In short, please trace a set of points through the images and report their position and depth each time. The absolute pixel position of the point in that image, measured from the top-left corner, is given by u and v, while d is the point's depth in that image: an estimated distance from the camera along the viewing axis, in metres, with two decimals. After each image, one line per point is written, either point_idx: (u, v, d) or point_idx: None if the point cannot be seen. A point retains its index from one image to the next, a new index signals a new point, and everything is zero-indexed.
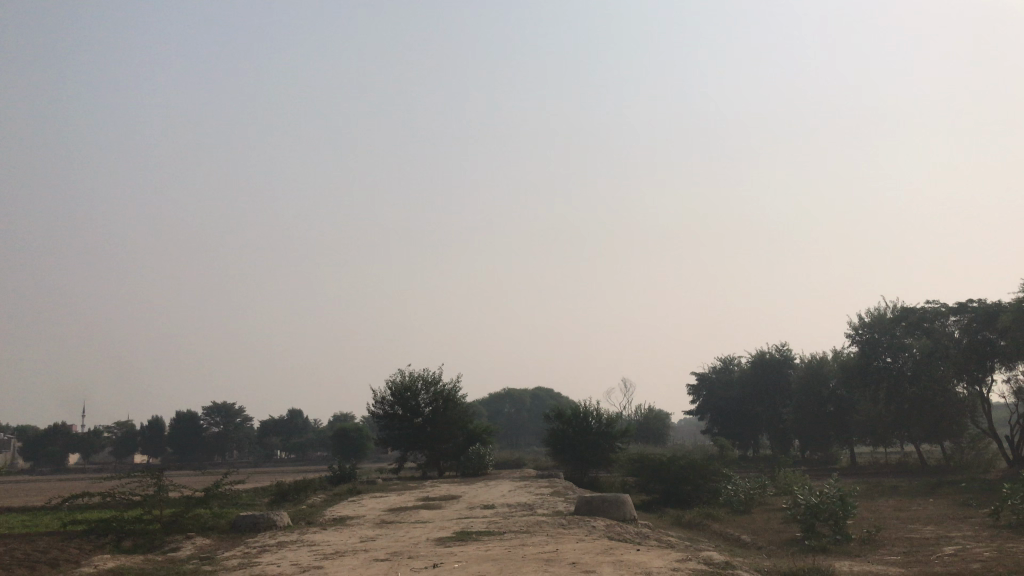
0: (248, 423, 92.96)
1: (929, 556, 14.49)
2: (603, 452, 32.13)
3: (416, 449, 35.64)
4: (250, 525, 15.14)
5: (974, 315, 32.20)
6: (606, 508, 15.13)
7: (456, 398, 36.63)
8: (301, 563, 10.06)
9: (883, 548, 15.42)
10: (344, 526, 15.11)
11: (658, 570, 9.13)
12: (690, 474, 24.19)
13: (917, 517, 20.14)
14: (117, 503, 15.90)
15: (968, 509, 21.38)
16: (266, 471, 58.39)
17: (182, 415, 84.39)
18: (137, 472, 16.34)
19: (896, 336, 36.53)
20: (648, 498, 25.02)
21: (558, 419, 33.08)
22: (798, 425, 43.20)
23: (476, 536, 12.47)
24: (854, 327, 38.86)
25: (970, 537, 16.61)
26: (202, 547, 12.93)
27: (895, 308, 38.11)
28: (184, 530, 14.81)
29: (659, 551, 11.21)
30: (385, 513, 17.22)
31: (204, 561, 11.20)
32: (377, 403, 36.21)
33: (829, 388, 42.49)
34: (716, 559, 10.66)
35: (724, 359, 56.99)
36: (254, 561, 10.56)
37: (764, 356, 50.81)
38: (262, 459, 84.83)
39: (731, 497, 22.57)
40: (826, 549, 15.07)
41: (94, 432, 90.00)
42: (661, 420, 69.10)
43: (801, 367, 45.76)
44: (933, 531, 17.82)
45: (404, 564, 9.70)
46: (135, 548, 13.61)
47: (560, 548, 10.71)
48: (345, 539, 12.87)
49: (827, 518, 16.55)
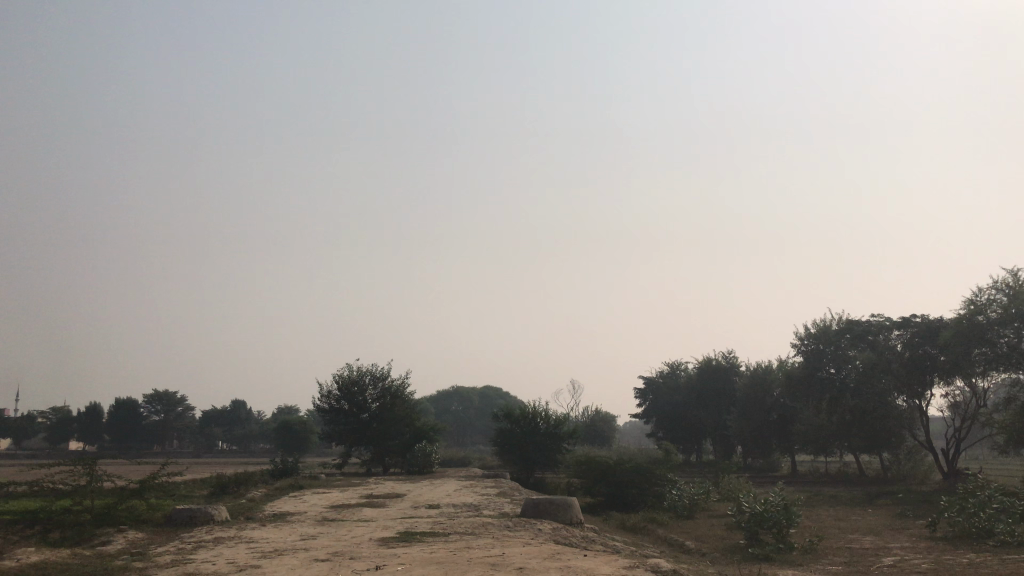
0: (189, 412, 91.11)
1: (870, 567, 14.64)
2: (550, 454, 32.06)
3: (361, 444, 35.27)
4: (186, 518, 14.67)
5: (917, 330, 32.78)
6: (553, 511, 14.98)
7: (404, 394, 36.35)
8: (237, 562, 9.67)
9: (824, 558, 15.51)
10: (284, 522, 14.73)
11: None
12: (636, 478, 24.20)
13: (857, 528, 20.40)
14: (45, 492, 15.26)
15: (905, 520, 21.78)
16: (207, 463, 57.29)
17: (121, 403, 82.28)
18: (67, 460, 15.71)
19: (840, 347, 37.13)
20: (592, 500, 24.97)
21: (505, 418, 32.97)
22: (741, 433, 43.72)
23: (420, 537, 12.21)
24: (799, 337, 39.41)
25: (909, 549, 16.87)
26: (134, 541, 12.46)
27: (840, 320, 38.72)
28: (116, 522, 14.28)
29: (606, 557, 11.08)
30: (327, 510, 16.85)
31: (136, 555, 10.75)
32: (324, 397, 35.75)
33: (773, 397, 43.06)
34: (663, 566, 10.57)
35: (671, 364, 57.44)
36: (187, 558, 10.13)
37: (710, 363, 51.35)
38: (203, 451, 83.08)
39: (675, 502, 22.59)
40: (769, 557, 15.14)
41: (28, 417, 87.24)
42: (608, 423, 69.49)
43: (747, 374, 46.29)
44: (872, 542, 18.08)
45: (345, 565, 9.38)
46: (63, 541, 13.07)
47: (506, 552, 10.50)
48: (285, 536, 12.51)
49: (770, 526, 16.61)
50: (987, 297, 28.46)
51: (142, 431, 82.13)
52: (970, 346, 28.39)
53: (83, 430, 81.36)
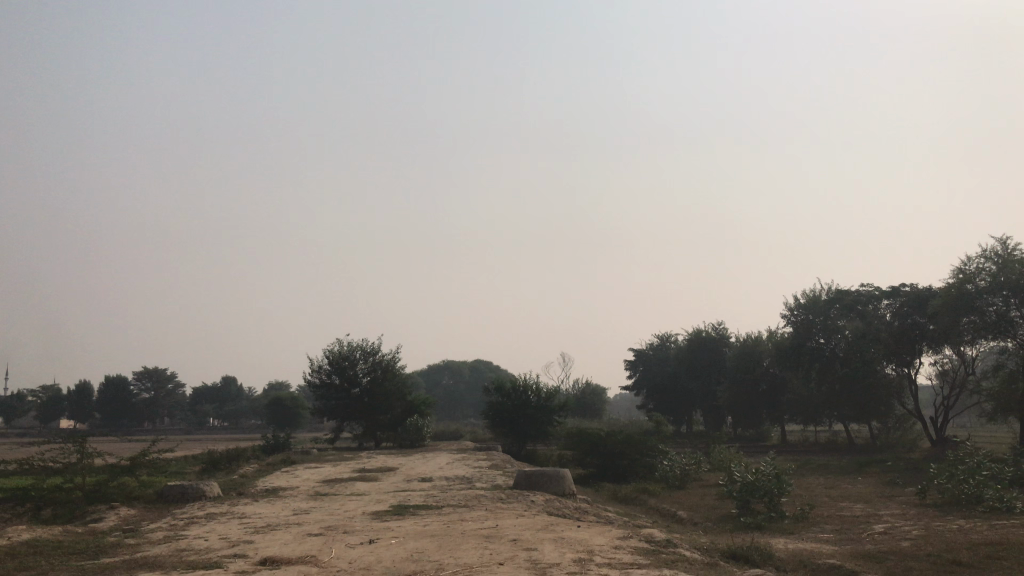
0: (179, 389, 90.98)
1: (861, 534, 14.72)
2: (542, 426, 32.13)
3: (352, 419, 35.25)
4: (178, 495, 14.61)
5: (906, 299, 32.82)
6: (546, 483, 14.99)
7: (395, 368, 36.30)
8: (230, 537, 9.61)
9: (816, 526, 15.59)
10: (277, 497, 14.69)
11: (601, 549, 8.95)
12: (627, 449, 24.27)
13: (847, 495, 20.54)
14: (36, 470, 15.14)
15: (895, 487, 21.94)
16: (199, 439, 57.23)
17: (111, 380, 82.10)
18: (57, 438, 15.58)
19: (830, 317, 37.23)
20: (584, 472, 25.07)
21: (496, 391, 32.99)
22: (731, 403, 43.92)
23: (413, 510, 12.19)
24: (789, 308, 39.48)
25: (899, 516, 16.98)
26: (126, 518, 12.37)
27: (829, 290, 38.83)
28: (107, 500, 14.19)
29: (600, 528, 11.06)
30: (319, 485, 16.82)
31: (128, 532, 10.67)
32: (314, 372, 35.67)
33: (763, 367, 43.25)
34: (657, 536, 10.56)
35: (661, 336, 57.60)
36: (180, 534, 10.06)
37: (700, 334, 51.51)
38: (195, 427, 83.09)
39: (667, 473, 22.68)
40: (761, 526, 15.21)
41: (17, 395, 86.95)
42: (598, 395, 69.77)
43: (737, 345, 46.43)
44: (863, 509, 18.20)
45: (338, 539, 9.34)
46: (55, 518, 13.00)
47: (500, 525, 10.48)
48: (277, 512, 12.46)
49: (761, 496, 16.66)
50: (976, 266, 28.49)
51: (133, 408, 82.06)
52: (959, 314, 28.42)
53: (74, 408, 81.22)
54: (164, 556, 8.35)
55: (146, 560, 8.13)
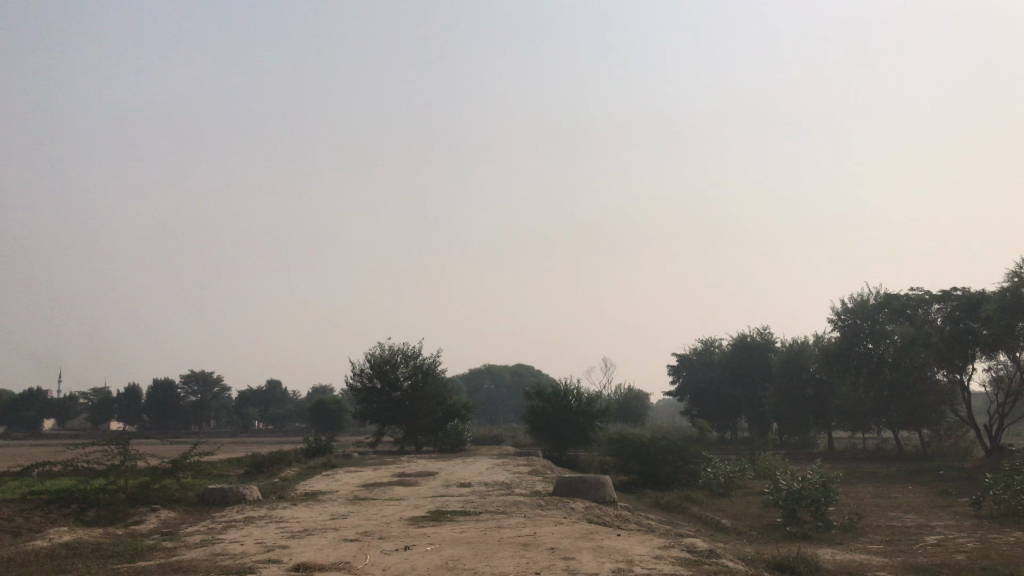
0: (225, 392, 92.30)
1: (913, 545, 14.25)
2: (583, 431, 31.87)
3: (394, 423, 35.34)
4: (218, 498, 14.67)
5: (958, 303, 31.82)
6: (586, 490, 14.75)
7: (435, 372, 36.26)
8: (266, 542, 9.56)
9: (864, 537, 15.14)
10: (316, 502, 14.68)
11: (641, 558, 8.70)
12: (670, 455, 23.92)
13: (898, 505, 19.96)
14: (81, 472, 15.33)
15: (947, 497, 21.29)
16: (244, 442, 57.93)
17: (159, 382, 83.63)
18: (102, 440, 15.76)
19: (879, 322, 36.37)
20: (626, 478, 24.75)
21: (537, 396, 32.78)
22: (777, 410, 43.18)
23: (451, 516, 12.08)
24: (837, 312, 38.67)
25: (953, 528, 16.41)
26: (167, 521, 12.44)
27: (878, 294, 38.00)
28: (149, 502, 14.31)
29: (641, 537, 10.80)
30: (359, 489, 16.81)
31: (166, 536, 10.70)
32: (355, 375, 35.79)
33: (809, 372, 42.44)
34: (699, 546, 10.25)
35: (705, 341, 56.87)
36: (217, 538, 10.05)
37: (745, 339, 50.75)
38: (240, 429, 84.36)
39: (710, 480, 22.29)
40: (807, 535, 14.82)
41: (69, 398, 89.05)
42: (641, 400, 69.17)
43: (782, 350, 45.60)
44: (914, 520, 17.65)
45: (373, 545, 9.22)
46: (98, 520, 13.12)
47: (538, 532, 10.30)
48: (315, 516, 12.43)
49: (808, 504, 16.24)
50: None
51: (181, 411, 83.47)
52: (1012, 319, 27.58)
53: (123, 411, 82.87)
54: (199, 560, 8.31)
55: (180, 565, 8.09)
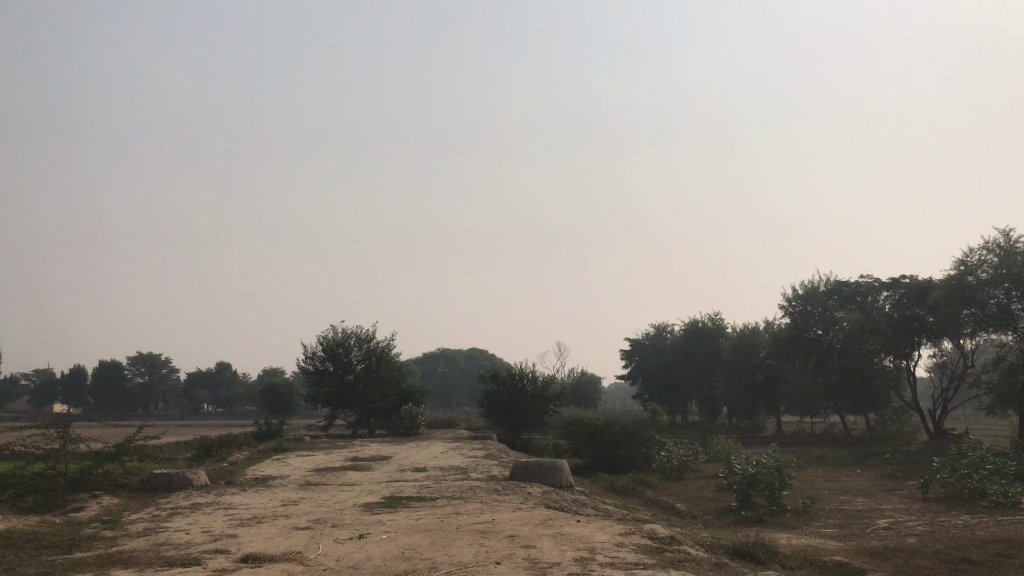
0: (173, 374, 90.58)
1: (865, 529, 14.35)
2: (537, 415, 31.75)
3: (346, 406, 34.85)
4: (163, 484, 14.14)
5: (906, 291, 32.14)
6: (543, 474, 14.57)
7: (389, 356, 35.85)
8: (212, 531, 9.13)
9: (817, 520, 15.19)
10: (266, 487, 14.28)
11: (602, 546, 8.51)
12: (624, 439, 23.88)
13: (848, 488, 20.22)
14: (17, 455, 14.63)
15: (895, 481, 21.62)
16: (191, 425, 56.93)
17: (105, 363, 81.81)
18: (40, 422, 15.06)
19: (829, 308, 36.83)
20: (580, 462, 24.70)
21: (492, 379, 32.58)
22: (727, 394, 43.57)
23: (406, 502, 11.80)
24: (788, 298, 39.09)
25: (903, 511, 16.62)
26: (109, 508, 11.92)
27: (828, 281, 38.45)
28: (90, 488, 13.73)
29: (600, 523, 10.63)
30: (311, 474, 16.42)
31: (108, 524, 10.21)
32: (307, 358, 35.19)
33: (760, 357, 42.88)
34: (660, 533, 10.09)
35: (658, 326, 57.20)
36: (161, 527, 9.59)
37: (696, 324, 51.09)
38: (188, 412, 82.81)
39: (664, 463, 22.28)
40: (762, 520, 14.83)
41: (9, 379, 86.61)
42: (594, 384, 69.47)
43: (733, 335, 45.96)
44: (865, 503, 17.85)
45: (327, 534, 8.87)
46: (36, 508, 12.54)
47: (496, 519, 10.06)
48: (265, 502, 12.05)
49: (762, 489, 16.22)
50: (978, 258, 28.04)
51: (127, 393, 81.74)
52: (958, 306, 28.05)
53: (67, 393, 80.90)
54: (141, 551, 7.89)
55: (120, 556, 7.63)
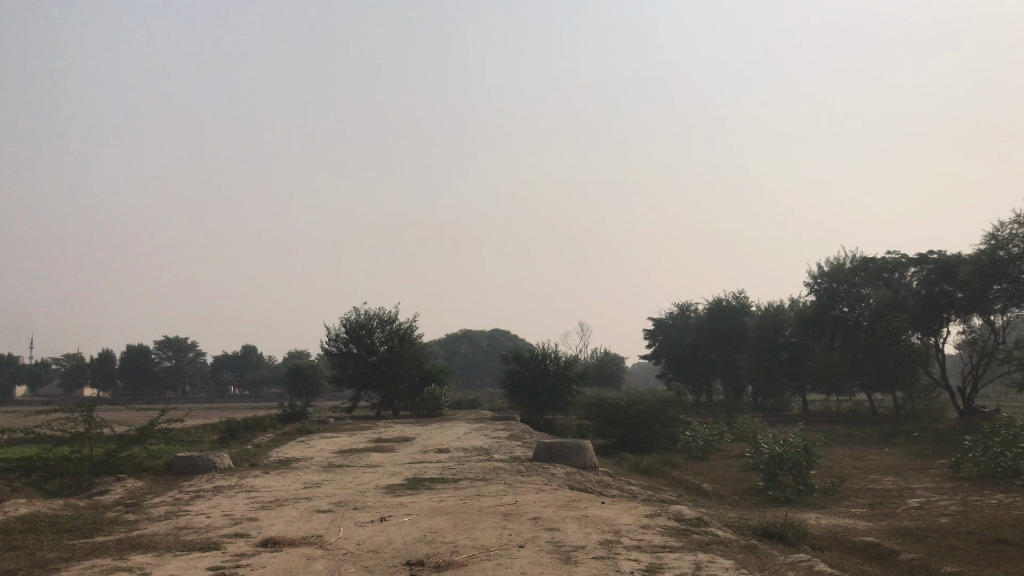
0: (200, 357, 91.36)
1: (896, 509, 14.08)
2: (560, 395, 31.60)
3: (370, 387, 34.92)
4: (187, 467, 14.14)
5: (934, 267, 31.49)
6: (566, 455, 14.41)
7: (412, 337, 35.79)
8: (234, 514, 9.06)
9: (846, 501, 14.94)
10: (289, 469, 14.24)
11: (628, 529, 8.34)
12: (647, 419, 23.67)
13: (877, 467, 19.93)
14: (42, 439, 14.67)
15: (925, 459, 21.29)
16: (217, 408, 57.34)
17: (132, 347, 82.69)
18: (65, 406, 15.10)
19: (854, 285, 36.30)
20: (604, 442, 24.57)
21: (514, 360, 32.44)
22: (752, 373, 43.14)
23: (429, 484, 11.70)
24: (813, 276, 38.57)
25: (934, 490, 16.33)
26: (132, 491, 11.92)
27: (854, 257, 37.87)
28: (115, 471, 13.75)
29: (625, 504, 10.46)
30: (335, 456, 16.38)
31: (130, 507, 10.19)
32: (330, 340, 35.26)
33: (785, 336, 42.42)
34: (686, 514, 9.90)
35: (681, 305, 56.79)
36: (183, 510, 9.55)
37: (720, 303, 50.62)
38: (216, 395, 83.61)
39: (689, 443, 22.05)
40: (790, 500, 14.61)
41: (40, 364, 87.88)
42: (617, 364, 69.25)
43: (758, 313, 45.49)
44: (895, 482, 17.57)
45: (348, 517, 8.77)
46: (61, 491, 12.58)
47: (519, 501, 9.92)
48: (288, 485, 12.00)
49: (789, 468, 15.97)
50: (1009, 232, 27.43)
51: (155, 377, 82.60)
52: (989, 282, 27.44)
53: (96, 377, 81.87)
54: (161, 535, 7.82)
55: (139, 540, 7.56)
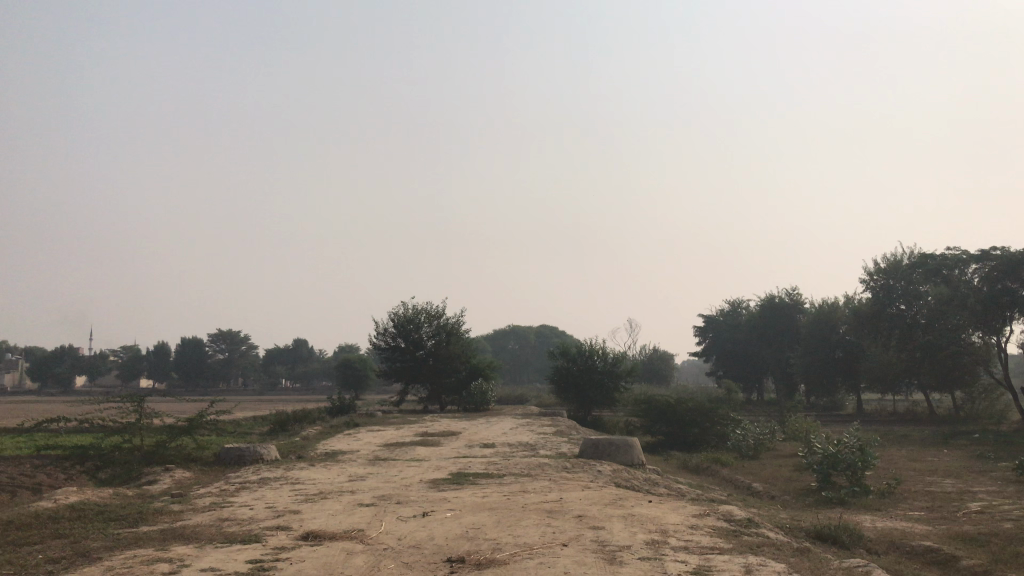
0: (252, 351, 92.89)
1: (956, 512, 13.57)
2: (608, 392, 31.32)
3: (418, 382, 35.04)
4: (234, 458, 14.24)
5: (997, 263, 30.47)
6: (613, 452, 14.18)
7: (459, 332, 35.77)
8: (276, 507, 9.03)
9: (903, 503, 14.45)
10: (335, 462, 14.27)
11: (676, 529, 8.10)
12: (697, 417, 23.28)
13: (935, 469, 19.27)
14: (95, 428, 14.92)
15: (986, 462, 20.55)
16: (269, 400, 58.09)
17: (187, 340, 84.39)
18: (116, 396, 15.34)
19: (912, 281, 35.39)
20: (652, 440, 24.24)
21: (562, 355, 32.24)
22: (805, 371, 42.27)
23: (473, 479, 11.60)
24: (869, 272, 37.72)
25: (996, 494, 15.73)
26: (180, 482, 12.01)
27: (913, 254, 36.91)
28: (165, 462, 13.89)
29: (674, 503, 10.21)
30: (381, 449, 16.39)
31: (176, 498, 10.24)
32: (379, 335, 35.43)
33: (839, 334, 41.48)
34: (737, 514, 9.61)
35: (733, 302, 55.96)
36: (227, 502, 9.57)
37: (773, 300, 49.70)
38: (267, 388, 84.88)
39: (740, 442, 21.60)
40: (844, 501, 14.18)
41: (100, 356, 90.15)
42: (666, 361, 68.59)
43: (811, 310, 44.55)
44: (954, 485, 16.97)
45: (390, 511, 8.68)
46: (112, 480, 12.74)
47: (564, 498, 9.74)
48: (333, 478, 11.98)
49: (843, 469, 15.49)
50: None
51: (208, 369, 84.13)
52: None
53: (153, 369, 83.67)
54: (204, 527, 7.80)
55: (182, 531, 7.55)
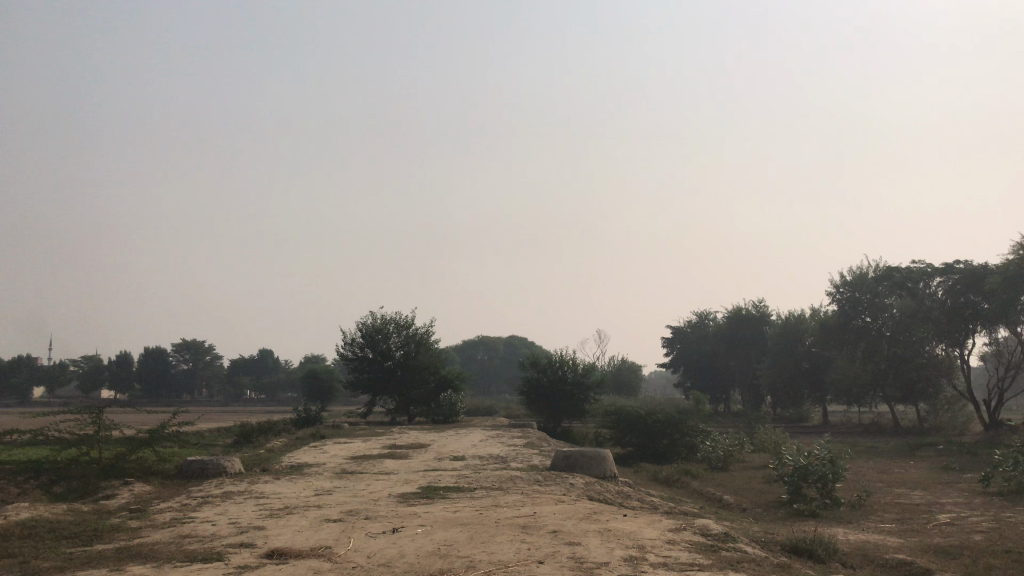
0: (217, 361, 91.51)
1: (926, 524, 13.56)
2: (577, 404, 31.14)
3: (386, 392, 34.63)
4: (197, 470, 13.82)
5: (960, 276, 31.03)
6: (586, 464, 13.99)
7: (428, 342, 35.45)
8: (239, 522, 8.71)
9: (874, 515, 14.42)
10: (301, 475, 13.91)
11: (653, 544, 7.91)
12: (667, 428, 23.18)
13: (903, 481, 19.32)
14: (51, 441, 14.40)
15: (952, 473, 20.67)
16: (234, 411, 57.12)
17: (150, 350, 82.90)
18: (74, 407, 14.84)
19: (877, 294, 35.77)
20: (622, 451, 24.09)
21: (531, 366, 32.03)
22: (772, 383, 42.44)
23: (444, 493, 11.34)
24: (835, 284, 38.05)
25: (964, 506, 15.77)
26: (139, 496, 11.60)
27: (878, 267, 37.32)
28: (124, 475, 13.42)
29: (648, 517, 10.03)
30: (348, 462, 16.04)
31: (134, 514, 9.83)
32: (347, 345, 35.02)
33: (805, 346, 41.75)
34: (712, 528, 9.45)
35: (700, 313, 56.18)
36: (188, 517, 9.21)
37: (740, 312, 49.94)
38: (232, 399, 83.55)
39: (710, 453, 21.54)
40: (816, 514, 14.09)
41: (60, 366, 88.20)
42: (634, 372, 68.66)
43: (778, 322, 44.81)
44: (923, 497, 17.00)
45: (359, 527, 8.39)
46: (68, 495, 12.27)
47: (538, 512, 9.52)
48: (299, 492, 11.65)
49: (815, 481, 15.41)
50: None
51: (171, 380, 82.62)
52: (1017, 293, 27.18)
53: (114, 379, 81.97)
54: (163, 544, 7.46)
55: (139, 550, 7.21)
